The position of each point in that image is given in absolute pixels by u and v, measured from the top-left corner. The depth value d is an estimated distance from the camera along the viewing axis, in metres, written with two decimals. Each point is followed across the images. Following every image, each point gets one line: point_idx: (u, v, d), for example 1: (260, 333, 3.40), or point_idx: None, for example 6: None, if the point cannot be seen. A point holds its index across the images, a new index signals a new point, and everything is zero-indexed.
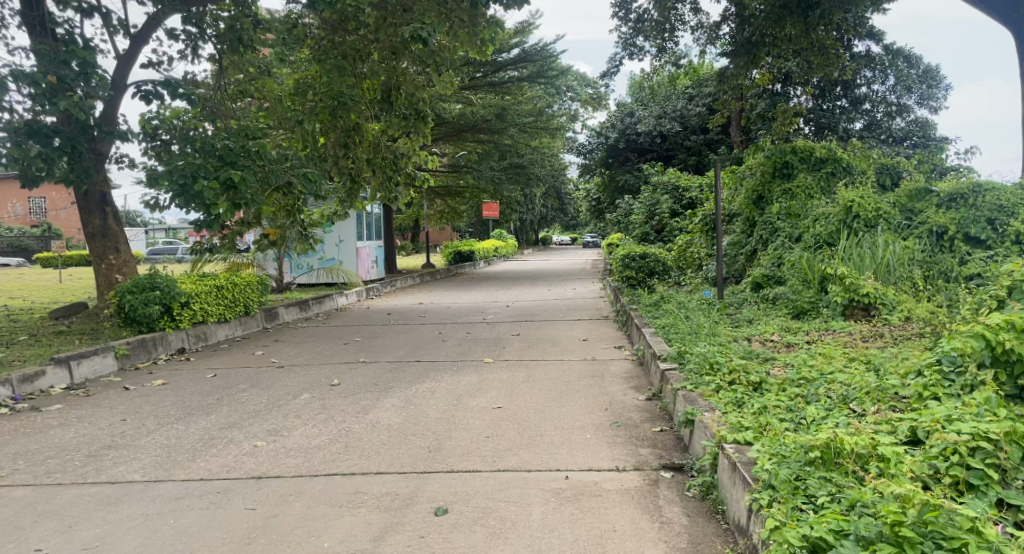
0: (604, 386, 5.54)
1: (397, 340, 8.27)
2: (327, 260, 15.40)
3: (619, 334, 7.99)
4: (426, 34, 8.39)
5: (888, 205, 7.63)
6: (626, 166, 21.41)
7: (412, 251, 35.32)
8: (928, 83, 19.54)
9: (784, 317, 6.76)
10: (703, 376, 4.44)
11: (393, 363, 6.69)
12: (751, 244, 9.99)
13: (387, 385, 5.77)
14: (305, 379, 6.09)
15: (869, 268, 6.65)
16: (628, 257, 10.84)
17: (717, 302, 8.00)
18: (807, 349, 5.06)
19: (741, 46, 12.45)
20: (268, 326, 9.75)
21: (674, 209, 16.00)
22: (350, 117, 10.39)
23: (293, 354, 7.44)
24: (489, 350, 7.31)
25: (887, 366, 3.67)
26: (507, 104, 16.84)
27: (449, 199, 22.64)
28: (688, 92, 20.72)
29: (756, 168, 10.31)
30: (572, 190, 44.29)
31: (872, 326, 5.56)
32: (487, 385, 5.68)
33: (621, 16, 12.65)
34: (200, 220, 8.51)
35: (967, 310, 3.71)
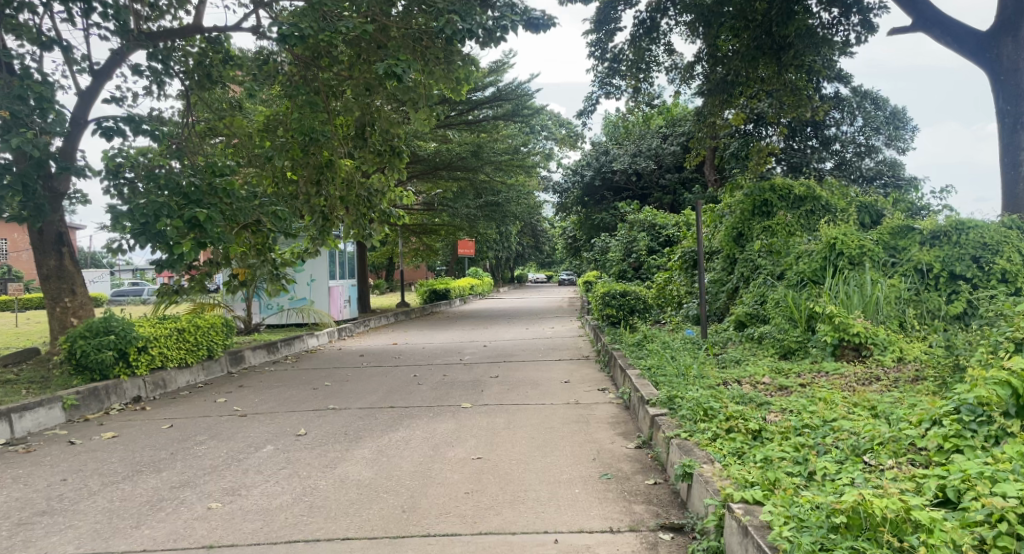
0: (590, 432, 5.21)
1: (369, 384, 7.86)
2: (298, 300, 14.96)
3: (603, 375, 7.70)
4: (401, 71, 8.23)
5: (872, 242, 7.52)
6: (602, 205, 21.41)
7: (386, 290, 34.87)
8: (895, 125, 19.96)
9: (772, 357, 6.54)
10: (697, 423, 4.15)
11: (364, 410, 6.30)
12: (733, 281, 9.86)
13: (358, 434, 5.39)
14: (268, 429, 5.68)
15: (858, 306, 6.49)
16: (607, 294, 10.61)
17: (702, 342, 7.77)
18: (804, 392, 4.82)
19: (717, 86, 12.45)
20: (232, 371, 9.28)
21: (652, 246, 15.91)
22: (322, 153, 10.13)
23: (259, 401, 7.01)
24: (467, 393, 6.95)
25: (897, 413, 3.43)
26: (483, 142, 16.79)
27: (423, 238, 22.35)
28: (662, 132, 20.99)
29: (734, 206, 10.23)
30: (547, 230, 44.37)
31: (866, 368, 5.36)
32: (465, 433, 5.33)
33: (597, 56, 12.67)
34: (163, 260, 8.10)
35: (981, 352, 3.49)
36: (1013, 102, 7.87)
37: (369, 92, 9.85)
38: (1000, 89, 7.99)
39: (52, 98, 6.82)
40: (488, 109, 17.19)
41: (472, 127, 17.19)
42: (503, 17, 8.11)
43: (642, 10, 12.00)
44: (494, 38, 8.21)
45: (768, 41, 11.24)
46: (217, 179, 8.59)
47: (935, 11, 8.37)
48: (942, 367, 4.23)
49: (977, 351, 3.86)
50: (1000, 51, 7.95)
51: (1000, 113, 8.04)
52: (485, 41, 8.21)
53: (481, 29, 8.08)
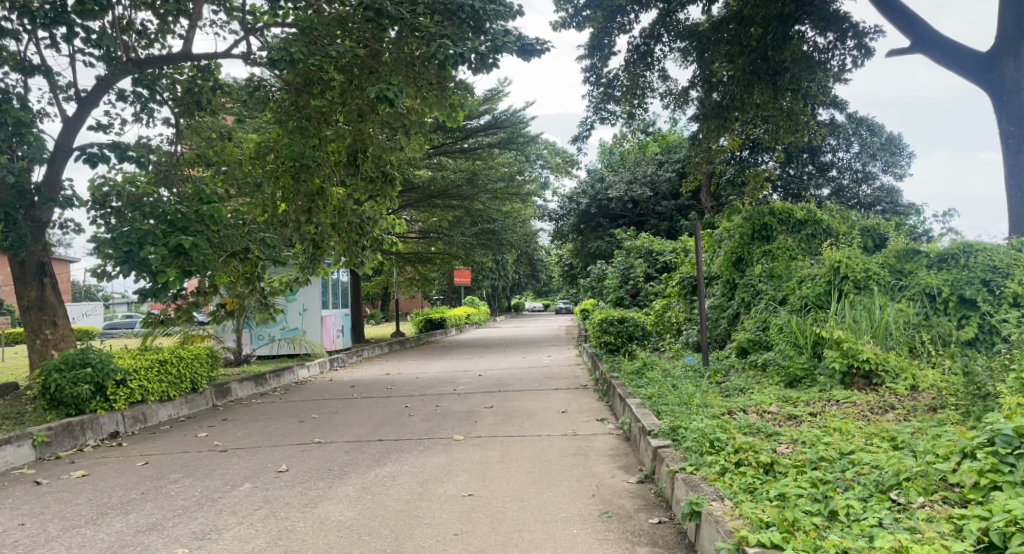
0: (588, 466, 4.91)
1: (358, 416, 7.54)
2: (289, 330, 14.67)
3: (601, 405, 7.40)
4: (393, 95, 8.08)
5: (877, 266, 7.31)
6: (598, 232, 21.24)
7: (381, 320, 34.56)
8: (891, 151, 19.93)
9: (777, 386, 6.27)
10: (703, 456, 3.86)
11: (351, 443, 5.99)
12: (733, 306, 9.64)
13: (342, 470, 5.08)
14: (248, 466, 5.37)
15: (867, 331, 6.24)
16: (605, 321, 10.36)
17: (703, 370, 7.50)
18: (816, 422, 4.56)
19: (712, 110, 12.20)
20: (217, 404, 8.94)
21: (649, 273, 15.69)
22: (313, 180, 9.95)
23: (242, 435, 6.68)
24: (460, 425, 6.65)
25: (923, 444, 3.15)
26: (478, 169, 16.66)
27: (418, 267, 22.14)
28: (657, 159, 21.00)
29: (734, 230, 10.02)
30: (544, 258, 44.20)
31: (879, 396, 5.11)
32: (456, 467, 5.02)
33: (591, 81, 12.59)
34: (146, 288, 7.82)
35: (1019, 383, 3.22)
36: (1017, 123, 7.71)
37: (362, 118, 9.73)
38: (1004, 110, 7.84)
39: (31, 123, 6.59)
40: (481, 137, 17.02)
41: (466, 155, 17.08)
42: (496, 42, 7.99)
43: (636, 36, 11.93)
44: (487, 63, 8.08)
45: (764, 65, 11.06)
46: (204, 205, 8.33)
47: (934, 32, 8.29)
48: (963, 395, 3.98)
49: (1004, 379, 3.61)
50: (1002, 71, 7.85)
51: (1005, 134, 7.88)
52: (477, 66, 8.07)
53: (474, 54, 7.93)
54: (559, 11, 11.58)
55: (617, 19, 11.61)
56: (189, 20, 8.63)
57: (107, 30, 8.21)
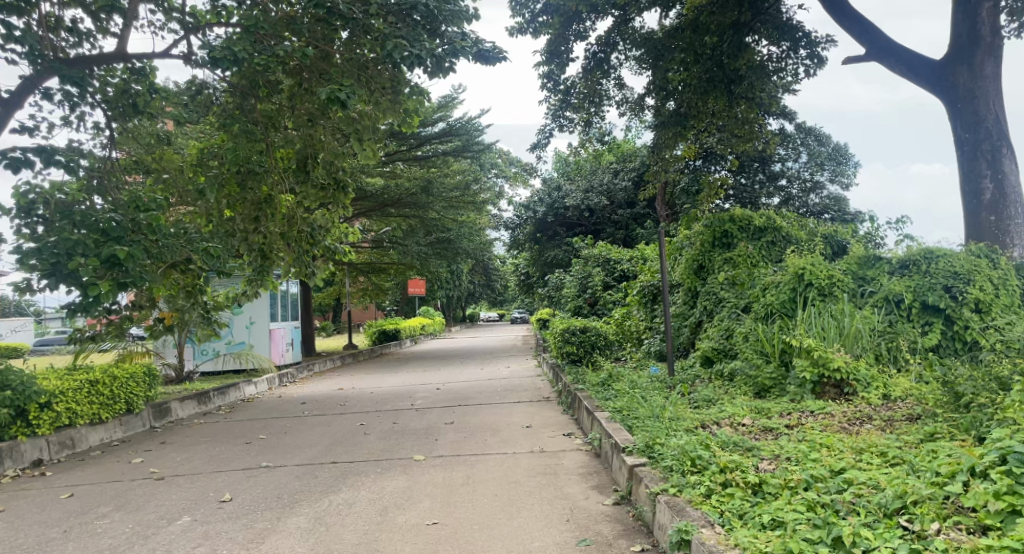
0: (559, 486, 4.61)
1: (310, 436, 7.08)
2: (235, 345, 14.06)
3: (567, 419, 7.13)
4: (345, 96, 7.67)
5: (840, 273, 7.27)
6: (555, 241, 21.08)
7: (333, 332, 33.67)
8: (838, 160, 20.39)
9: (747, 397, 6.13)
10: (685, 476, 3.62)
11: (302, 467, 5.56)
12: (695, 314, 9.57)
13: (293, 497, 4.66)
14: (187, 495, 4.90)
15: (836, 339, 6.13)
16: (567, 331, 10.12)
17: (670, 381, 7.32)
18: (795, 435, 4.37)
19: (670, 118, 11.94)
20: (155, 425, 8.33)
21: (607, 281, 15.56)
22: (261, 188, 9.45)
23: (182, 459, 6.16)
24: (420, 443, 6.28)
25: (922, 462, 2.98)
26: (432, 176, 16.30)
27: (372, 277, 21.58)
28: (613, 167, 21.07)
29: (695, 237, 9.96)
30: (498, 268, 43.90)
31: (854, 406, 4.99)
32: (418, 491, 4.66)
33: (549, 88, 12.41)
34: (76, 303, 7.19)
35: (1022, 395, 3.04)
36: (971, 130, 7.80)
37: (312, 123, 9.31)
38: (959, 117, 7.94)
39: None
40: (435, 144, 16.66)
41: (421, 163, 16.78)
42: (453, 45, 7.71)
43: (593, 43, 11.79)
44: (443, 67, 7.72)
45: (720, 73, 11.00)
46: (141, 213, 7.77)
47: (889, 40, 8.43)
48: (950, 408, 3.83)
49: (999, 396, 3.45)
50: (956, 79, 7.96)
51: (960, 141, 7.97)
52: (433, 70, 7.74)
53: (431, 58, 7.61)
54: (515, 17, 11.40)
55: (573, 25, 11.43)
56: (123, 17, 8.08)
57: (31, 26, 7.60)
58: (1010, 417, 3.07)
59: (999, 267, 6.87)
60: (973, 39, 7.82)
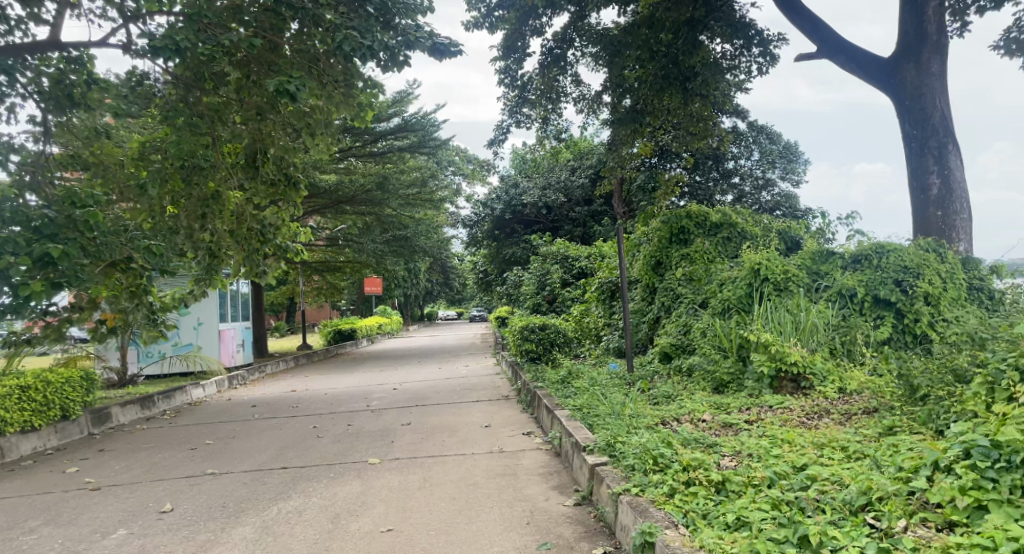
0: (519, 488, 4.49)
1: (260, 440, 6.80)
2: (182, 346, 13.52)
3: (526, 418, 7.03)
4: (294, 88, 7.38)
5: (795, 267, 7.34)
6: (513, 238, 20.99)
7: (287, 333, 32.96)
8: (789, 158, 20.81)
9: (706, 392, 6.12)
10: (648, 475, 3.54)
11: (249, 474, 5.30)
12: (654, 310, 9.59)
13: (239, 506, 4.42)
14: (125, 506, 4.60)
15: (792, 334, 6.17)
16: (526, 329, 10.01)
17: (630, 377, 7.29)
18: (756, 430, 4.35)
19: (627, 115, 11.96)
20: (94, 432, 7.91)
21: (565, 278, 15.54)
22: (207, 184, 9.07)
23: (120, 468, 5.82)
24: (376, 446, 6.08)
25: (886, 459, 2.95)
26: (388, 172, 16.04)
27: (327, 276, 21.14)
28: (570, 164, 21.10)
29: (652, 234, 9.98)
30: (456, 266, 43.59)
31: (811, 401, 5.01)
32: (373, 496, 4.48)
33: (506, 83, 12.28)
34: (6, 305, 6.72)
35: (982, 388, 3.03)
36: (919, 127, 7.97)
37: (261, 117, 8.98)
38: (907, 114, 8.10)
39: None
40: (391, 140, 16.17)
41: (377, 159, 16.34)
42: (406, 37, 7.52)
43: (549, 38, 11.68)
44: (397, 60, 7.56)
45: (676, 70, 10.94)
46: (77, 209, 7.35)
47: (840, 38, 8.57)
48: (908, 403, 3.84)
49: (959, 389, 3.44)
50: (903, 76, 8.13)
51: (908, 138, 8.14)
52: (387, 63, 7.53)
53: (383, 50, 7.39)
54: (471, 11, 11.22)
55: (530, 21, 11.34)
56: (56, 2, 7.62)
57: None
58: (970, 411, 3.08)
59: (947, 261, 7.02)
60: (920, 37, 8.00)
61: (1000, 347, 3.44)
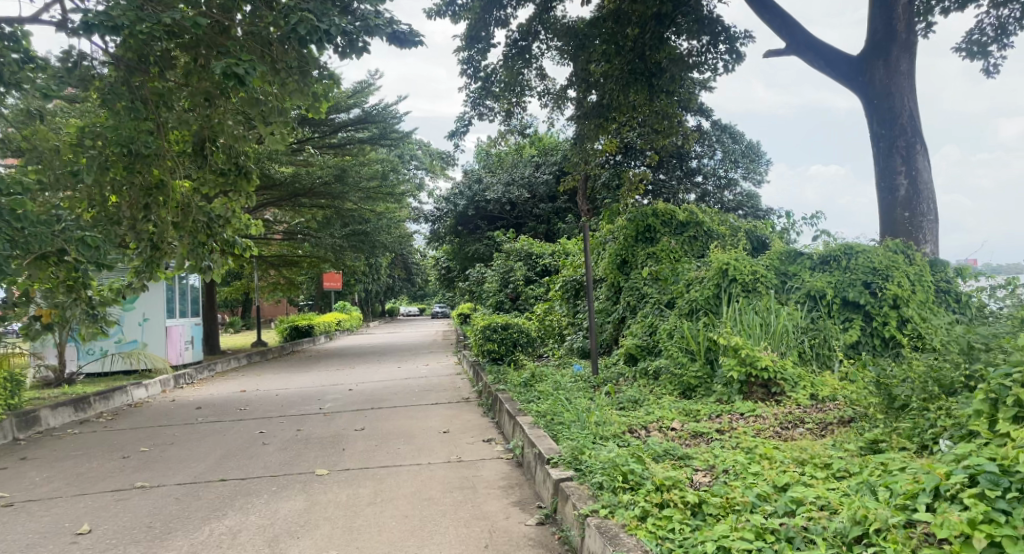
0: (476, 504, 4.16)
1: (201, 447, 6.31)
2: (126, 343, 12.83)
3: (486, 423, 6.71)
4: (243, 71, 6.86)
5: (763, 268, 7.16)
6: (476, 234, 20.63)
7: (241, 328, 31.99)
8: (751, 158, 20.87)
9: (673, 397, 5.89)
10: (617, 495, 3.26)
11: (184, 486, 4.81)
12: (619, 310, 9.36)
13: (167, 524, 3.98)
14: (34, 525, 4.05)
15: (762, 337, 5.96)
16: (488, 328, 9.67)
17: (594, 380, 7.04)
18: (730, 441, 4.11)
19: (592, 110, 11.54)
20: (20, 437, 7.30)
21: (529, 276, 15.25)
22: (150, 172, 8.48)
23: (39, 479, 5.24)
24: (325, 455, 5.68)
25: (879, 481, 2.72)
26: (347, 165, 15.45)
27: (283, 270, 20.46)
28: (535, 160, 20.78)
29: (618, 231, 9.74)
30: (418, 262, 43.01)
31: (783, 409, 4.82)
32: (318, 514, 4.09)
33: (469, 75, 11.90)
34: None
35: (981, 405, 2.82)
36: (887, 126, 7.89)
37: (209, 103, 8.42)
38: (875, 113, 8.02)
39: None
40: (349, 131, 15.96)
41: (335, 151, 16.05)
42: (366, 22, 7.09)
43: (513, 30, 11.33)
44: (356, 46, 7.14)
45: (642, 66, 10.77)
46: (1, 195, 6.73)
47: (809, 35, 8.45)
48: (891, 421, 3.62)
49: (950, 403, 3.23)
50: (872, 75, 8.04)
51: (876, 137, 8.06)
52: (344, 47, 7.09)
53: (340, 34, 6.97)
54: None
55: (495, 11, 10.96)
56: None
57: None
58: (965, 430, 2.87)
59: (915, 262, 6.94)
60: (889, 35, 7.92)
61: (992, 360, 3.24)
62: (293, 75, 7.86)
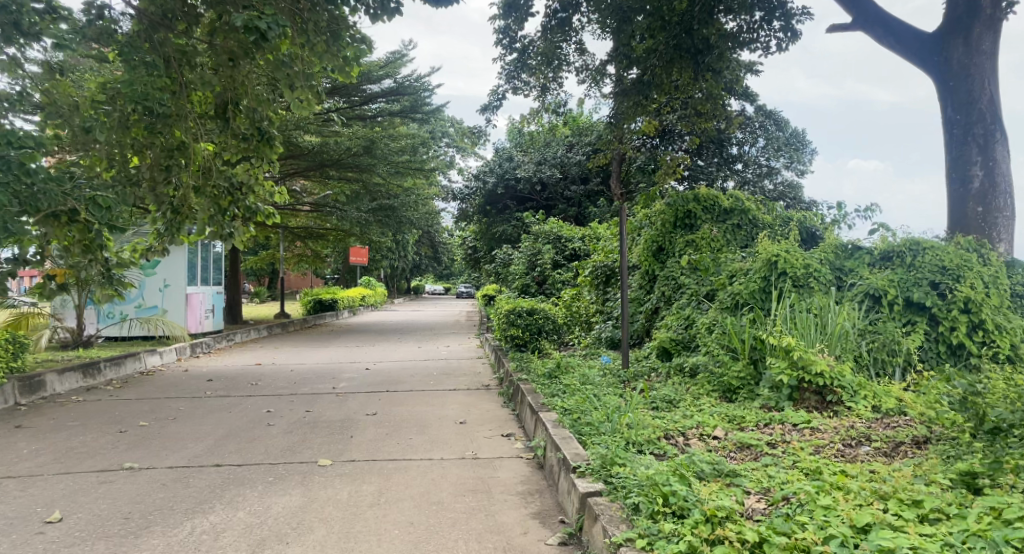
0: (491, 513, 3.68)
1: (203, 425, 5.93)
2: (146, 309, 12.64)
3: (507, 416, 6.23)
4: (265, 25, 6.25)
5: (816, 261, 6.51)
6: (504, 215, 20.08)
7: (266, 299, 31.99)
8: (795, 146, 19.92)
9: (713, 399, 5.34)
10: (657, 522, 2.76)
11: (174, 470, 4.39)
12: (652, 300, 8.80)
13: (147, 516, 3.56)
14: (3, 508, 3.65)
15: (818, 338, 5.36)
16: (512, 313, 9.17)
17: (625, 376, 6.51)
18: (784, 460, 3.57)
19: (632, 87, 10.70)
20: (22, 402, 7.03)
21: (557, 260, 14.68)
22: (172, 133, 8.03)
23: (26, 452, 4.87)
24: (332, 442, 5.25)
25: (998, 544, 2.17)
26: (376, 136, 14.78)
27: (308, 242, 20.18)
28: (568, 140, 20.11)
29: (655, 217, 9.12)
30: (445, 241, 42.63)
31: (843, 422, 4.26)
32: (313, 514, 3.65)
33: (505, 45, 11.19)
34: None
35: None
36: (964, 112, 7.18)
37: (234, 63, 7.73)
38: (950, 96, 7.30)
39: None
40: (382, 102, 15.50)
41: (367, 123, 15.48)
42: None
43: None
44: (388, 7, 6.65)
45: (688, 41, 9.87)
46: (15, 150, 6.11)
47: (879, 9, 7.72)
48: (989, 451, 3.04)
49: None
50: (950, 53, 7.30)
51: (949, 123, 7.35)
52: (377, 11, 6.66)
53: None
54: None
55: None
56: None
57: None
58: None
59: (989, 263, 6.27)
60: (971, 10, 7.18)
61: None
62: (321, 34, 7.33)
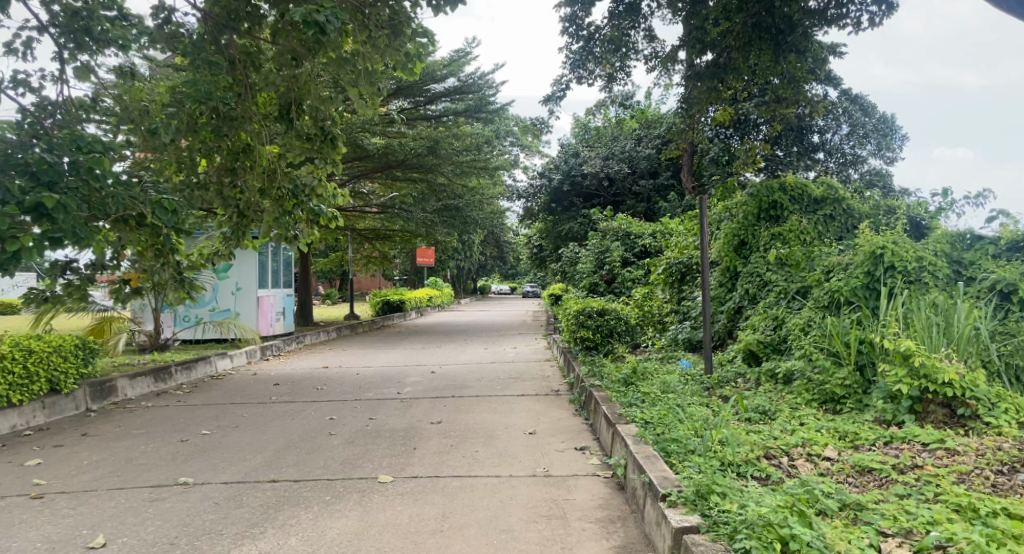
0: (568, 546, 3.23)
1: (265, 434, 5.71)
2: (219, 312, 12.79)
3: (581, 426, 5.74)
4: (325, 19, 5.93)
5: (931, 253, 5.74)
6: (570, 212, 19.52)
7: (335, 301, 32.48)
8: (883, 133, 18.57)
9: (816, 411, 4.71)
10: None
11: (229, 487, 4.14)
12: (734, 299, 8.13)
13: (193, 542, 3.29)
14: (51, 529, 3.46)
15: (942, 341, 4.61)
16: (583, 313, 8.65)
17: (710, 383, 5.92)
18: (927, 492, 2.94)
19: (705, 70, 9.96)
20: (92, 407, 7.05)
21: (627, 257, 14.07)
22: (237, 136, 7.87)
23: (86, 464, 4.74)
24: (394, 455, 4.91)
25: None
26: (441, 136, 14.53)
27: (376, 244, 20.22)
28: (637, 133, 19.35)
29: (735, 209, 8.43)
30: (510, 241, 42.34)
31: (988, 444, 3.57)
32: (372, 542, 3.29)
33: (571, 34, 10.67)
34: None
35: None
36: None
37: (297, 62, 7.44)
38: None
39: None
40: (447, 102, 15.33)
41: (431, 123, 15.31)
42: None
43: None
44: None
45: (768, 20, 8.95)
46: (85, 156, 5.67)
47: None
48: None
49: None
50: None
51: None
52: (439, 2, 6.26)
53: None
54: None
55: None
56: None
57: None
58: None
59: None
60: None
61: None
62: (383, 29, 7.00)
